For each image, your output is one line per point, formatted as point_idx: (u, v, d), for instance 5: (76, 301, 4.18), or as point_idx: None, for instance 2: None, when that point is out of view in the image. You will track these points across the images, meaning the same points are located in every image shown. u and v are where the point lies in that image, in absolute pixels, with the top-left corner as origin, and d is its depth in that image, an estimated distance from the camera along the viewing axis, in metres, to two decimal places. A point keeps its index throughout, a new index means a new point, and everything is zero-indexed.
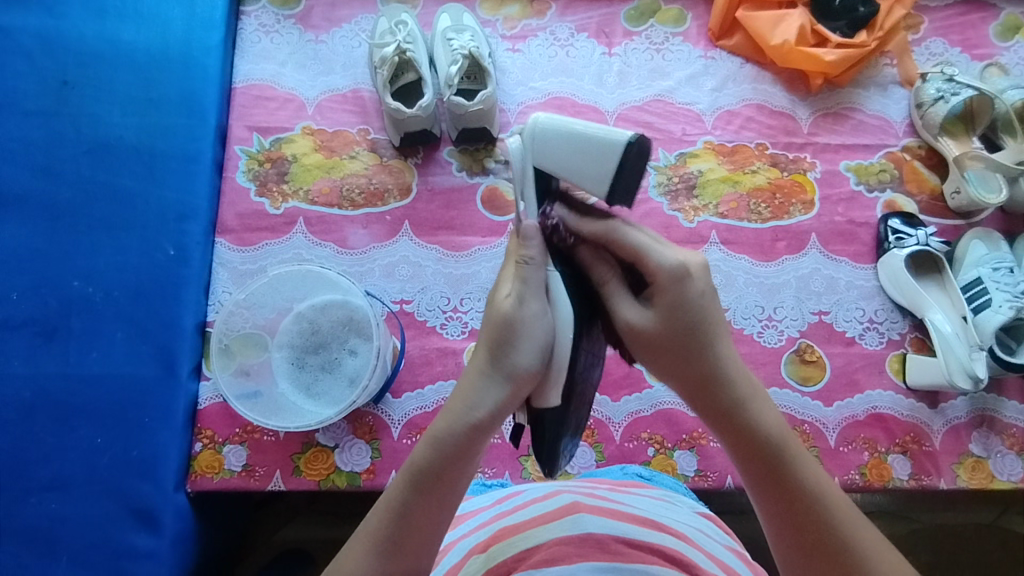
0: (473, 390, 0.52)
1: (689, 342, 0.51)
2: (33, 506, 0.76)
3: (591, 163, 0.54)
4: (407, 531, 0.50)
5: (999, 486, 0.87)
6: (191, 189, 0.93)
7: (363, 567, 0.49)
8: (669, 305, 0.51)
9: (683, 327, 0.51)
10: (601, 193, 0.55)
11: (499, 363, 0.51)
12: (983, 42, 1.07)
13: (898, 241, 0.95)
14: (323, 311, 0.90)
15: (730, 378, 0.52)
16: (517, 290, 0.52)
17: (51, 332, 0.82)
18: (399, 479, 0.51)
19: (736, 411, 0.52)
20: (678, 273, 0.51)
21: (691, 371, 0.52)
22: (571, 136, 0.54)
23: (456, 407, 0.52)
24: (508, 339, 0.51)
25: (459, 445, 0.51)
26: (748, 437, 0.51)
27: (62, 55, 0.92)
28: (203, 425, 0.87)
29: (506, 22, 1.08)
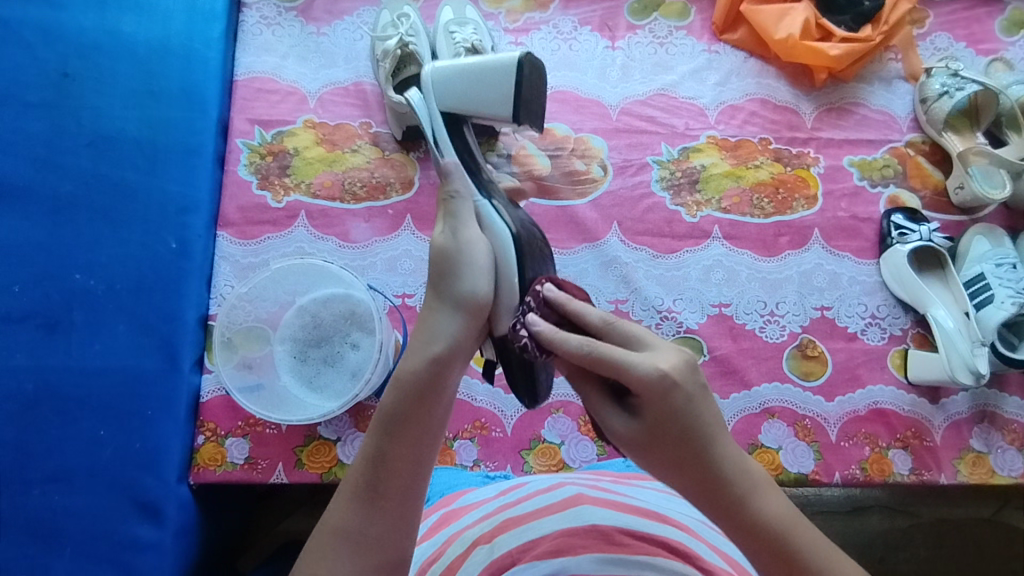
0: (431, 324, 0.51)
1: (681, 445, 0.45)
2: (36, 498, 0.73)
3: (496, 81, 0.62)
4: (386, 476, 0.49)
5: (999, 481, 0.87)
6: (191, 182, 0.94)
7: (351, 517, 0.49)
8: (659, 413, 0.45)
9: (679, 433, 0.45)
10: (510, 114, 0.64)
11: (445, 296, 0.52)
12: (989, 37, 1.07)
13: (901, 236, 0.95)
14: (326, 304, 0.90)
15: (741, 485, 0.45)
16: (449, 225, 0.55)
17: (53, 324, 0.80)
18: (372, 427, 0.50)
19: (755, 526, 0.45)
20: (660, 378, 0.44)
21: (699, 486, 0.45)
22: (465, 72, 0.62)
23: (419, 343, 0.51)
24: (451, 270, 0.52)
25: (425, 381, 0.50)
26: (776, 555, 0.44)
27: (62, 46, 0.90)
28: (206, 417, 0.89)
29: (508, 15, 1.07)
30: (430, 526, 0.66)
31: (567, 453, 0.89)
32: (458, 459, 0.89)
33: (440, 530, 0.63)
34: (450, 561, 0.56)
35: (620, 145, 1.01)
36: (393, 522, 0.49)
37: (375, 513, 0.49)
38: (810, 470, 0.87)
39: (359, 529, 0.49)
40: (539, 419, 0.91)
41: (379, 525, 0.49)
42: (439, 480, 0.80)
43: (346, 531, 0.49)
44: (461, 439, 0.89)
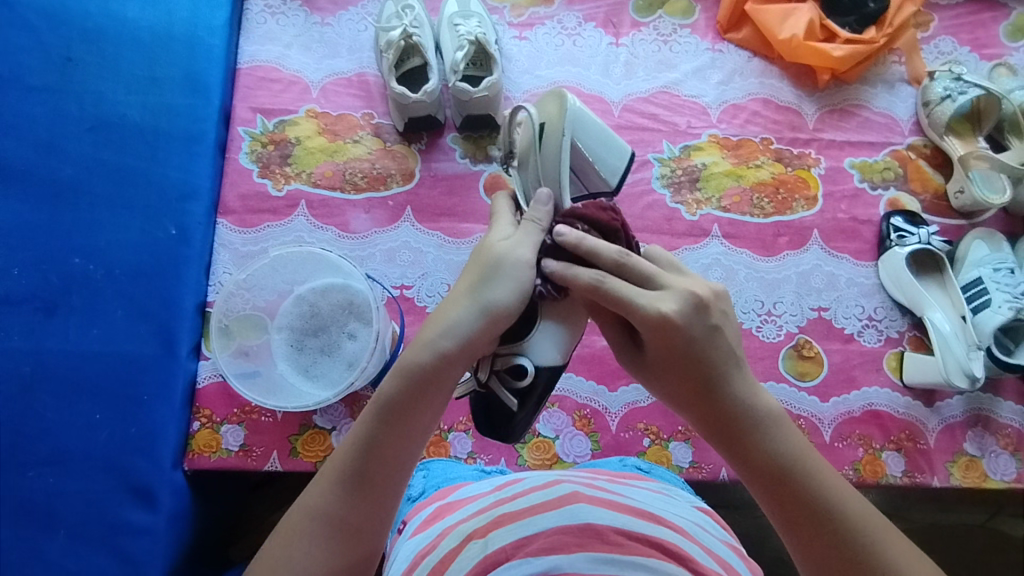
0: (444, 320, 0.53)
1: (693, 371, 0.52)
2: (31, 480, 0.74)
3: (609, 159, 0.67)
4: (373, 461, 0.52)
5: (993, 485, 0.87)
6: (192, 170, 0.94)
7: (331, 499, 0.52)
8: (667, 342, 0.52)
9: (681, 362, 0.52)
10: (606, 185, 0.68)
11: (474, 295, 0.53)
12: (993, 42, 1.07)
13: (899, 239, 0.95)
14: (324, 294, 0.90)
15: (737, 407, 0.53)
16: (515, 237, 0.56)
17: (52, 308, 0.80)
18: (367, 413, 0.53)
19: (743, 439, 0.52)
20: (661, 319, 0.51)
21: (696, 407, 0.53)
22: (589, 125, 0.67)
23: (424, 335, 0.53)
24: (490, 272, 0.53)
25: (423, 376, 0.52)
26: (755, 460, 0.52)
27: (67, 30, 0.91)
28: (202, 403, 0.89)
29: (513, 10, 1.07)
30: (424, 519, 0.66)
31: (561, 447, 0.90)
32: (452, 451, 0.89)
33: (434, 523, 0.63)
34: (443, 556, 0.56)
35: (621, 142, 1.01)
36: (370, 511, 0.52)
37: (355, 497, 0.52)
38: None
39: (336, 511, 0.51)
40: None
41: (357, 511, 0.51)
42: (435, 472, 0.80)
43: (321, 512, 0.51)
44: (455, 431, 0.89)
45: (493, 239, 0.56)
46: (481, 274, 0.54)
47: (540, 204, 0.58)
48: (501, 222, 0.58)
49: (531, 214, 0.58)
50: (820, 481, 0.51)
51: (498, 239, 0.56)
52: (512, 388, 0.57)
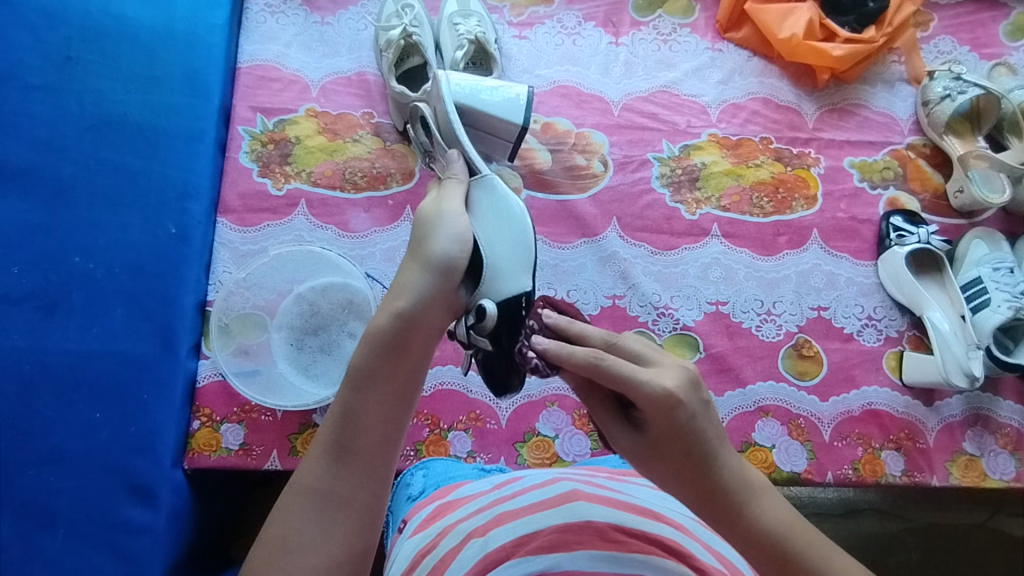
0: (401, 283, 0.53)
1: (688, 453, 0.46)
2: (30, 478, 0.75)
3: (500, 102, 0.70)
4: (354, 428, 0.50)
5: (992, 485, 0.88)
6: (192, 168, 0.94)
7: (320, 473, 0.50)
8: (668, 423, 0.46)
9: (682, 449, 0.46)
10: (516, 122, 0.71)
11: (417, 255, 0.54)
12: (993, 41, 1.07)
13: (899, 238, 0.95)
14: (323, 293, 0.93)
15: (736, 489, 0.47)
16: (437, 199, 0.59)
17: (51, 307, 0.82)
18: (343, 383, 0.51)
19: (747, 527, 0.47)
20: (666, 401, 0.45)
21: (696, 498, 0.47)
22: (477, 83, 0.71)
23: (388, 298, 0.52)
24: (425, 232, 0.55)
25: (391, 337, 0.51)
26: (765, 549, 0.47)
27: (66, 29, 0.91)
28: (201, 402, 0.88)
29: (513, 9, 1.07)
30: (425, 518, 0.66)
31: (561, 446, 0.90)
32: (452, 450, 0.89)
33: (435, 521, 0.63)
34: (444, 554, 0.56)
35: (621, 141, 1.01)
36: (360, 480, 0.50)
37: (343, 469, 0.50)
38: (803, 469, 0.87)
39: (325, 485, 0.49)
40: (534, 412, 0.91)
41: (346, 481, 0.50)
42: (434, 471, 0.81)
43: (312, 488, 0.49)
44: (455, 430, 0.89)
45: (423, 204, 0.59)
46: (417, 232, 0.56)
47: (456, 165, 0.63)
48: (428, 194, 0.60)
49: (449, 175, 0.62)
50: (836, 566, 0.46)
51: (426, 202, 0.58)
52: (479, 330, 0.57)
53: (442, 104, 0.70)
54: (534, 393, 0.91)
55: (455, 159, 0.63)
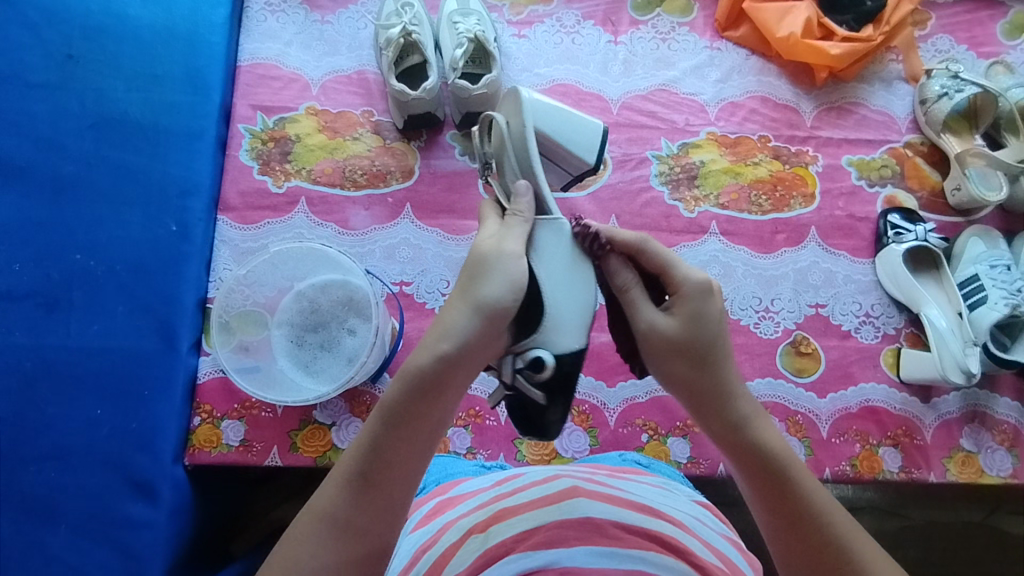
0: (448, 324, 0.54)
1: (706, 346, 0.58)
2: (33, 474, 0.76)
3: (583, 136, 0.63)
4: (380, 463, 0.53)
5: (989, 481, 0.88)
6: (191, 166, 0.94)
7: (340, 502, 0.52)
8: (695, 314, 0.58)
9: (706, 341, 0.57)
10: (589, 160, 0.63)
11: (468, 295, 0.55)
12: (990, 40, 1.07)
13: (897, 236, 0.95)
14: (323, 291, 0.91)
15: (735, 393, 0.59)
16: (498, 233, 0.58)
17: (52, 304, 0.82)
18: (375, 416, 0.54)
19: (744, 437, 0.58)
20: (701, 289, 0.58)
21: (705, 398, 0.59)
22: (557, 110, 0.63)
23: (428, 342, 0.55)
24: (479, 272, 0.55)
25: (427, 378, 0.54)
26: (755, 455, 0.57)
27: (67, 28, 0.92)
28: (202, 399, 0.89)
29: (512, 8, 1.08)
30: (425, 513, 0.67)
31: (560, 442, 0.90)
32: (451, 446, 0.89)
33: (435, 518, 0.64)
34: (444, 550, 0.57)
35: (620, 139, 1.02)
36: (378, 514, 0.53)
37: (363, 500, 0.52)
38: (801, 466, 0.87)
39: (343, 513, 0.52)
40: None
41: (364, 513, 0.52)
42: (435, 468, 0.81)
43: (329, 514, 0.52)
44: (454, 426, 0.90)
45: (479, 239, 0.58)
46: (473, 270, 0.56)
47: (523, 196, 0.59)
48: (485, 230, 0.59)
49: (514, 207, 0.59)
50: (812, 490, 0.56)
51: (484, 236, 0.57)
52: (534, 379, 0.58)
53: (517, 128, 0.62)
54: None
55: (524, 188, 0.59)
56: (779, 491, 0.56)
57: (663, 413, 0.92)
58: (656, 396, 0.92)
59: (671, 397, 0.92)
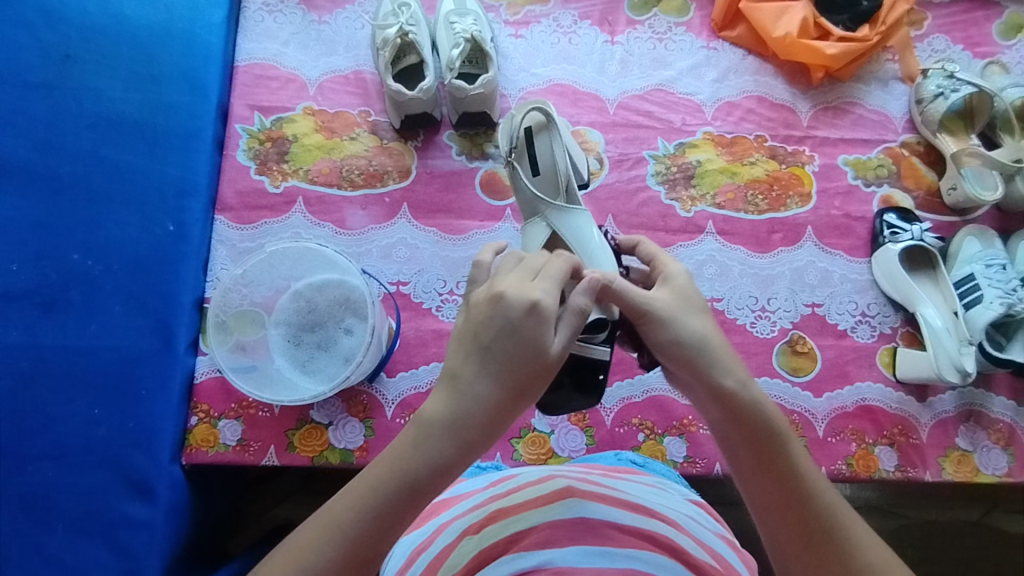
0: (497, 412, 0.51)
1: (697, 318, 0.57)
2: (30, 474, 0.75)
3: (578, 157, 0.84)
4: (383, 538, 0.48)
5: (984, 480, 0.88)
6: (191, 167, 0.94)
7: (333, 573, 0.47)
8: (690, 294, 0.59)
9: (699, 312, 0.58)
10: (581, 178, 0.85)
11: (521, 399, 0.51)
12: (986, 40, 1.07)
13: (892, 236, 0.96)
14: (320, 290, 0.91)
15: (723, 353, 0.56)
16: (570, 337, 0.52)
17: (50, 303, 0.82)
18: (391, 488, 0.49)
19: (745, 405, 0.54)
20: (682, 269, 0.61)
21: (699, 359, 0.55)
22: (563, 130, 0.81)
23: (467, 427, 0.50)
24: (542, 380, 0.51)
25: (456, 466, 0.51)
26: (748, 416, 0.54)
27: (65, 28, 0.91)
28: (199, 399, 0.89)
29: (509, 8, 1.08)
30: (421, 515, 0.67)
31: (556, 441, 0.90)
32: None
33: (431, 519, 0.64)
34: (439, 550, 0.57)
35: (616, 139, 1.02)
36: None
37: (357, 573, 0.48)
38: None
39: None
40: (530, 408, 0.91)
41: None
42: None
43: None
44: None
45: (548, 338, 0.50)
46: (537, 368, 0.51)
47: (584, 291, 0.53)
48: (548, 317, 0.51)
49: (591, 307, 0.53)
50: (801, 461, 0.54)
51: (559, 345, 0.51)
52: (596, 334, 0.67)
53: (550, 129, 0.75)
54: None
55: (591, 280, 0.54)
56: (777, 457, 0.53)
57: (659, 412, 0.92)
58: (652, 395, 0.92)
59: (666, 396, 0.92)
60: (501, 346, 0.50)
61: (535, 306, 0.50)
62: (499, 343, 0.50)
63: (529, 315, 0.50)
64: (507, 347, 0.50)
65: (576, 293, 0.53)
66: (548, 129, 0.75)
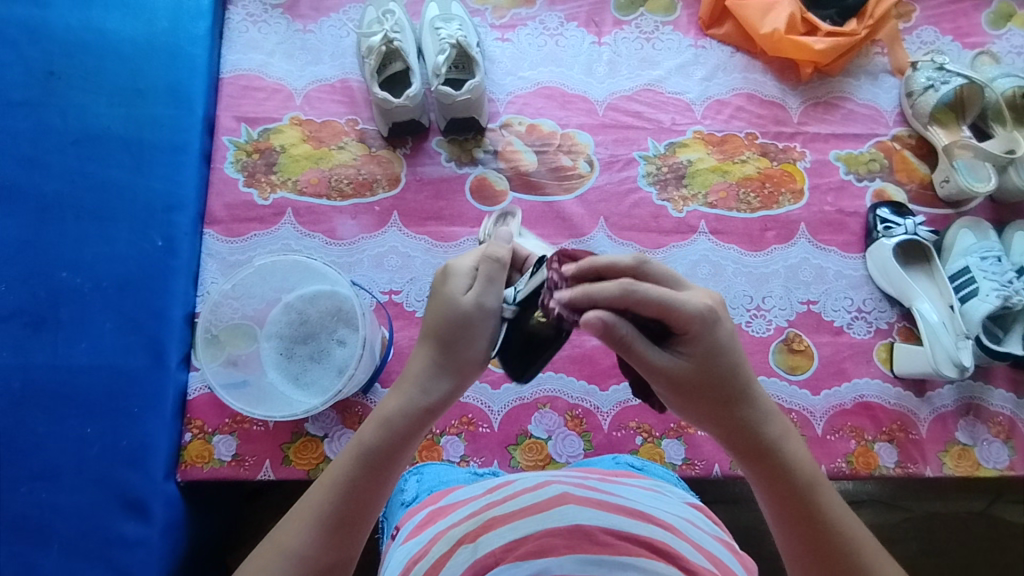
0: (433, 370, 0.56)
1: (728, 388, 0.54)
2: (24, 495, 0.74)
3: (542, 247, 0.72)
4: (350, 503, 0.54)
5: (985, 473, 0.87)
6: (177, 179, 0.94)
7: (307, 542, 0.52)
8: (715, 374, 0.54)
9: (734, 378, 0.54)
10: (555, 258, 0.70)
11: (451, 355, 0.56)
12: (975, 31, 1.07)
13: (886, 230, 0.95)
14: (312, 302, 0.90)
15: (768, 421, 0.56)
16: (479, 286, 0.55)
17: (39, 323, 0.81)
18: (349, 456, 0.55)
19: (776, 468, 0.56)
20: (711, 319, 0.52)
21: (739, 429, 0.56)
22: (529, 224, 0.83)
23: (410, 388, 0.56)
24: (462, 334, 0.55)
25: (406, 426, 0.55)
26: (786, 480, 0.56)
27: (48, 45, 0.90)
28: (193, 414, 0.89)
29: (494, 12, 1.08)
30: (417, 523, 0.66)
31: (554, 447, 0.90)
32: (446, 455, 0.89)
33: (427, 528, 0.63)
34: (435, 560, 0.56)
35: (606, 141, 1.01)
36: (342, 554, 0.54)
37: (332, 538, 0.53)
38: None
39: (311, 556, 0.52)
40: (526, 414, 0.91)
41: (330, 553, 0.53)
42: (428, 476, 0.80)
43: (293, 549, 0.52)
44: (447, 435, 0.89)
45: (456, 291, 0.55)
46: (457, 322, 0.55)
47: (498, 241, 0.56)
48: (456, 274, 0.56)
49: (494, 252, 0.55)
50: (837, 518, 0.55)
51: (467, 295, 0.55)
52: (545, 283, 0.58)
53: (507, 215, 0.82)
54: (526, 394, 0.92)
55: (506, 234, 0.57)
56: (816, 521, 0.54)
57: (656, 414, 0.91)
58: (648, 397, 0.91)
59: None
60: (428, 315, 0.57)
61: (446, 272, 0.56)
62: (427, 312, 0.57)
63: (441, 277, 0.57)
64: (430, 313, 0.56)
65: (493, 249, 0.55)
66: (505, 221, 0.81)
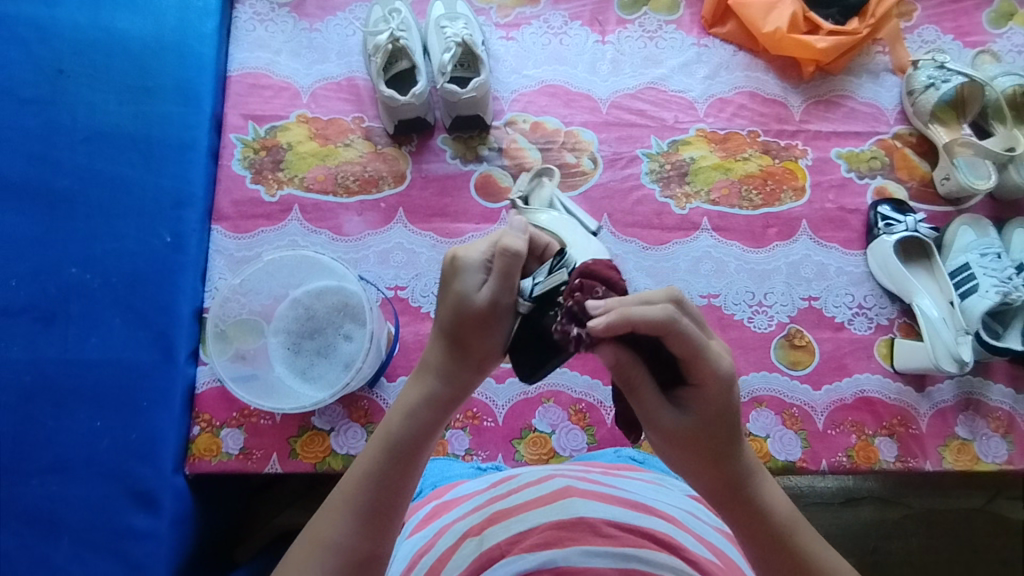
0: (452, 361, 0.56)
1: (720, 442, 0.53)
2: (35, 487, 0.77)
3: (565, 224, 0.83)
4: (382, 495, 0.54)
5: (984, 468, 0.88)
6: (186, 177, 0.94)
7: (345, 534, 0.53)
8: (711, 429, 0.52)
9: (725, 431, 0.53)
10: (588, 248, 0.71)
11: (469, 345, 0.55)
12: (976, 30, 1.08)
13: (887, 227, 0.96)
14: (319, 297, 0.91)
15: (752, 476, 0.54)
16: (492, 285, 0.53)
17: (50, 317, 0.83)
18: (375, 447, 0.56)
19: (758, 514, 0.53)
20: (729, 377, 0.51)
21: (730, 483, 0.53)
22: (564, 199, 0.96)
23: (433, 380, 0.56)
24: (481, 328, 0.54)
25: (434, 416, 0.56)
26: (772, 531, 0.53)
27: (57, 43, 0.92)
28: (201, 408, 0.90)
29: (500, 10, 1.09)
30: (423, 517, 0.67)
31: (558, 441, 0.91)
32: (450, 448, 0.90)
33: (432, 521, 0.64)
34: (441, 552, 0.57)
35: (609, 138, 1.02)
36: (381, 543, 0.54)
37: (369, 530, 0.54)
38: (797, 458, 0.88)
39: (350, 546, 0.53)
40: (530, 409, 0.92)
41: (370, 543, 0.54)
42: (433, 471, 0.81)
43: (334, 541, 0.53)
44: (453, 428, 0.90)
45: (469, 288, 0.53)
46: (475, 320, 0.53)
47: (512, 232, 0.53)
48: (467, 269, 0.54)
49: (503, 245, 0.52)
50: (829, 566, 0.52)
51: (480, 293, 0.53)
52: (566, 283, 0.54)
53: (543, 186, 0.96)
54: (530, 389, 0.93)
55: (521, 224, 0.54)
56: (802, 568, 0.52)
57: None
58: None
59: None
60: (441, 311, 0.56)
61: (454, 268, 0.54)
62: (438, 309, 0.56)
63: (450, 272, 0.54)
64: (442, 311, 0.55)
65: (504, 238, 0.52)
66: (541, 180, 0.97)
